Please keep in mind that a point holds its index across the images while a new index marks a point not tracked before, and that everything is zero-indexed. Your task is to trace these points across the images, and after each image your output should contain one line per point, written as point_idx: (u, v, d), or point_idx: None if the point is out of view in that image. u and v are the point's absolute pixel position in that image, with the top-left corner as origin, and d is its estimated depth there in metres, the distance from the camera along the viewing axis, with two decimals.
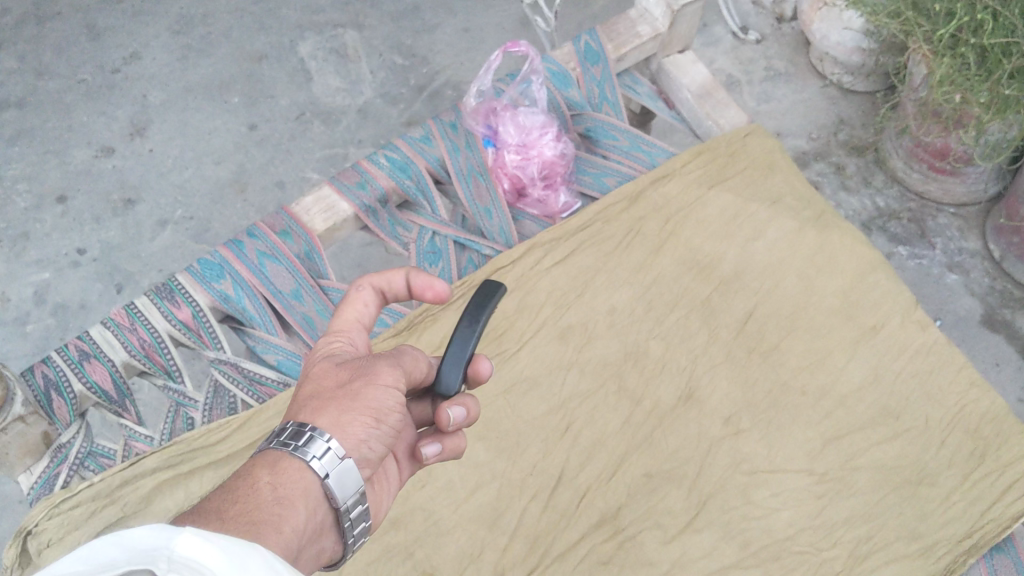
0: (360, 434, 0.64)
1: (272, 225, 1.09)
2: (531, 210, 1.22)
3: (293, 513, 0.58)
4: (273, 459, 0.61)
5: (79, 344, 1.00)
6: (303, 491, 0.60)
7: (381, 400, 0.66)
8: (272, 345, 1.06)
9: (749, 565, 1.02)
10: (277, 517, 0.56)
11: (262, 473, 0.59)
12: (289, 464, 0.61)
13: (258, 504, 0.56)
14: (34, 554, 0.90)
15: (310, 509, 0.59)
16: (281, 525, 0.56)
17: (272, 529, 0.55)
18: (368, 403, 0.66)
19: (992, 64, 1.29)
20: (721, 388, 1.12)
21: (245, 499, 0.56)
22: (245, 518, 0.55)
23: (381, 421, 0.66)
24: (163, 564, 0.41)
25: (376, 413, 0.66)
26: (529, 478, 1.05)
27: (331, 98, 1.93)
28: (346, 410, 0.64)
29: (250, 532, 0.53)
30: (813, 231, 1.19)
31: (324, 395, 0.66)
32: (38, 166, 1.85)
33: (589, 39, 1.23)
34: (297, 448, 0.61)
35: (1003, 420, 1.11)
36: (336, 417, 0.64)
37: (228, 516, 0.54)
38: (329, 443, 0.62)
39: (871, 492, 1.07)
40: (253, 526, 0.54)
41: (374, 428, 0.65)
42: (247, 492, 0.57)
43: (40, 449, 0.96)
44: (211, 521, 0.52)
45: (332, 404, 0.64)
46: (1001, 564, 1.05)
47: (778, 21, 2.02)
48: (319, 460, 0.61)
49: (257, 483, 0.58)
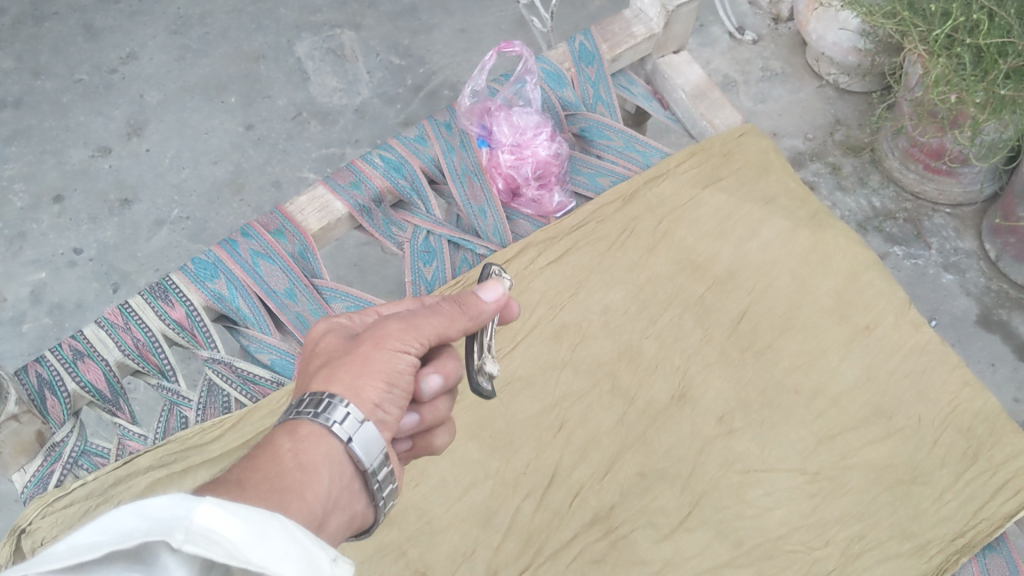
0: (374, 399, 0.64)
1: (266, 225, 1.09)
2: (525, 210, 1.22)
3: (316, 479, 0.58)
4: (293, 427, 0.61)
5: (73, 344, 1.00)
6: (326, 456, 0.60)
7: (393, 363, 0.66)
8: (266, 344, 1.06)
9: (741, 564, 1.02)
10: (299, 484, 0.57)
11: (283, 440, 0.60)
12: (309, 430, 0.61)
13: (280, 472, 0.57)
14: (28, 553, 0.90)
15: (334, 474, 0.60)
16: (304, 491, 0.57)
17: (295, 496, 0.56)
18: (379, 367, 0.65)
19: (988, 65, 1.29)
20: (714, 387, 1.12)
21: (265, 467, 0.57)
22: (267, 485, 0.55)
23: (394, 384, 0.65)
24: (180, 535, 0.41)
25: (388, 376, 0.65)
26: (522, 477, 1.05)
27: (328, 98, 1.94)
28: (358, 375, 0.64)
29: (271, 499, 0.54)
30: (807, 231, 1.20)
31: (335, 364, 0.65)
32: (35, 165, 1.85)
33: (583, 39, 1.23)
34: (316, 414, 0.61)
35: (996, 419, 1.11)
36: (349, 382, 0.63)
37: (248, 485, 0.54)
38: (349, 408, 0.62)
39: (863, 492, 1.07)
40: (275, 493, 0.55)
41: (387, 392, 0.65)
42: (268, 460, 0.58)
43: (34, 449, 0.96)
44: (230, 490, 0.53)
45: (343, 371, 0.64)
46: (993, 563, 1.05)
47: (775, 22, 2.02)
48: (340, 425, 0.61)
49: (279, 450, 0.59)
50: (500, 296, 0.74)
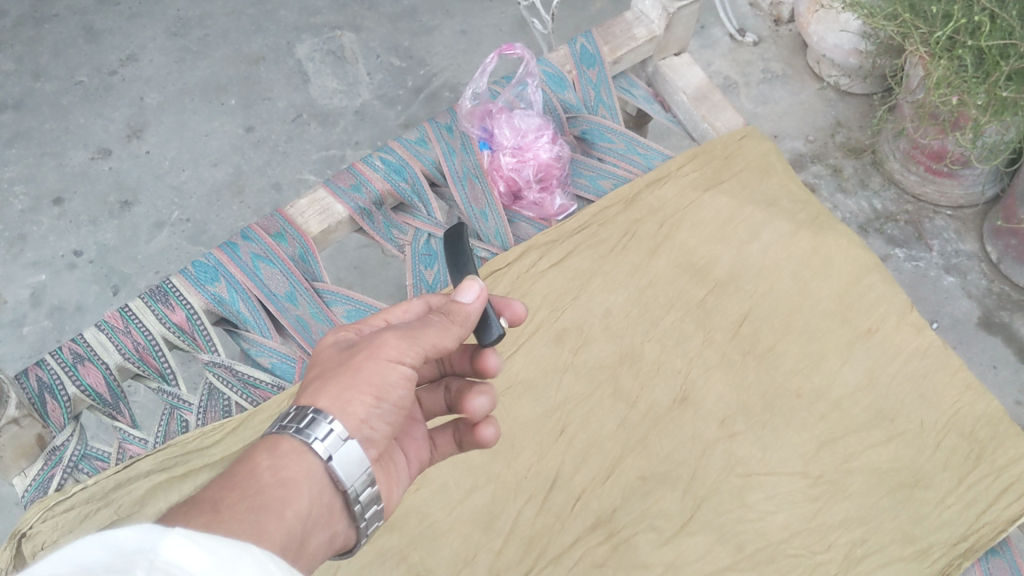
0: (361, 414, 0.64)
1: (266, 228, 1.09)
2: (526, 213, 1.21)
3: (296, 497, 0.57)
4: (273, 443, 0.60)
5: (73, 347, 1.00)
6: (306, 474, 0.60)
7: (385, 376, 0.65)
8: (266, 348, 1.05)
9: (743, 568, 1.02)
10: (278, 502, 0.56)
11: (262, 457, 0.59)
12: (290, 445, 0.60)
13: (258, 490, 0.56)
14: (28, 557, 0.90)
15: (315, 492, 0.59)
16: (284, 510, 0.56)
17: (273, 515, 0.55)
18: (369, 379, 0.65)
19: (990, 66, 1.28)
20: (715, 390, 1.12)
21: (243, 486, 0.56)
22: (243, 504, 0.54)
23: (383, 399, 0.65)
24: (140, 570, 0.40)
25: (378, 391, 0.65)
26: (524, 481, 1.05)
27: (329, 100, 1.94)
28: (345, 389, 0.64)
29: (248, 520, 0.53)
30: (809, 234, 1.19)
31: (325, 376, 0.65)
32: (35, 167, 1.85)
33: (584, 42, 1.23)
34: (298, 430, 0.61)
35: (998, 422, 1.11)
36: (336, 395, 0.63)
37: (223, 505, 0.53)
38: (331, 425, 0.62)
39: (865, 495, 1.07)
40: (251, 513, 0.54)
41: (375, 407, 0.65)
42: (247, 477, 0.57)
43: (34, 452, 0.96)
44: (204, 510, 0.52)
45: (332, 383, 0.64)
46: (996, 567, 1.05)
47: (775, 24, 2.02)
48: (321, 442, 0.61)
49: (257, 467, 0.58)
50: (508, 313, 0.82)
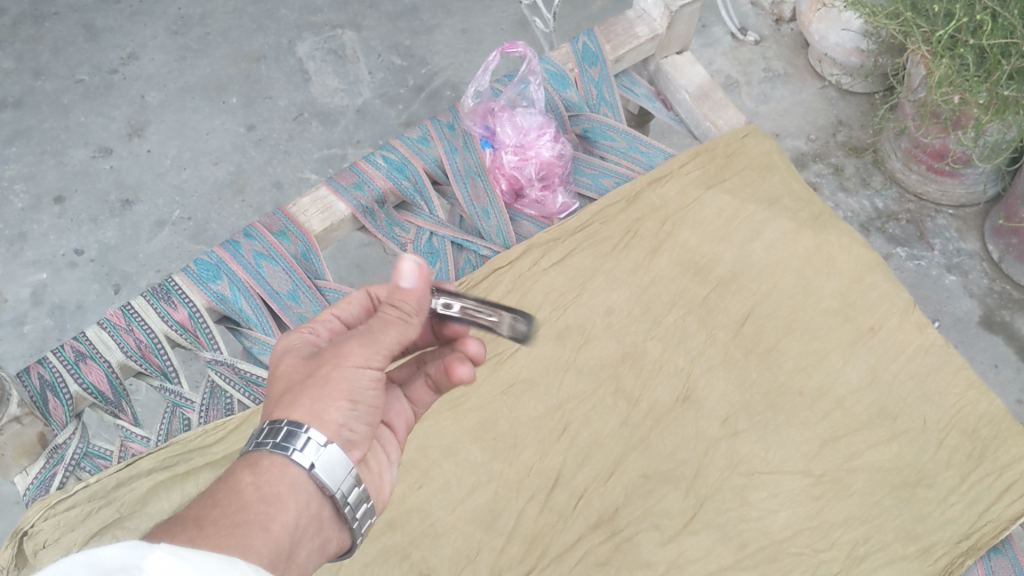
0: (339, 419, 0.64)
1: (268, 225, 1.08)
2: (528, 211, 1.22)
3: (281, 510, 0.57)
4: (254, 461, 0.60)
5: (75, 344, 0.99)
6: (290, 486, 0.60)
7: (354, 379, 0.65)
8: (269, 346, 1.05)
9: (746, 566, 1.02)
10: (264, 516, 0.56)
11: (243, 474, 0.59)
12: (270, 461, 0.60)
13: (243, 504, 0.56)
14: (29, 555, 0.89)
15: (301, 503, 0.59)
16: (270, 523, 0.55)
17: (259, 529, 0.54)
18: (341, 386, 0.64)
19: (992, 65, 1.28)
20: (718, 388, 1.12)
21: (227, 501, 0.56)
22: (227, 519, 0.54)
23: (358, 401, 0.65)
24: None
25: (351, 395, 0.64)
26: (526, 479, 1.04)
27: (329, 98, 1.93)
28: (321, 399, 0.63)
29: (233, 534, 0.53)
30: (811, 232, 1.19)
31: (295, 390, 0.64)
32: (36, 165, 1.84)
33: (587, 39, 1.22)
34: (276, 445, 0.60)
35: (1001, 420, 1.11)
36: (311, 407, 0.62)
37: (207, 521, 0.53)
38: (309, 434, 0.61)
39: (868, 493, 1.06)
40: (236, 527, 0.53)
41: (350, 410, 0.65)
42: (229, 494, 0.56)
43: (36, 450, 0.95)
44: (187, 528, 0.51)
45: (305, 396, 0.63)
46: (999, 566, 1.05)
47: (777, 22, 2.02)
48: (301, 453, 0.60)
49: (240, 484, 0.58)
50: (415, 272, 0.66)
